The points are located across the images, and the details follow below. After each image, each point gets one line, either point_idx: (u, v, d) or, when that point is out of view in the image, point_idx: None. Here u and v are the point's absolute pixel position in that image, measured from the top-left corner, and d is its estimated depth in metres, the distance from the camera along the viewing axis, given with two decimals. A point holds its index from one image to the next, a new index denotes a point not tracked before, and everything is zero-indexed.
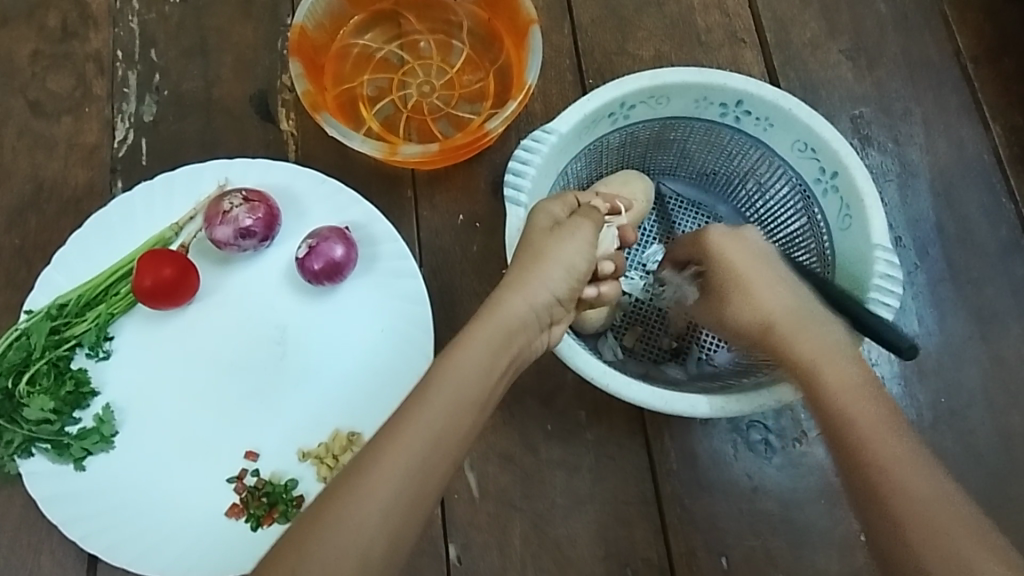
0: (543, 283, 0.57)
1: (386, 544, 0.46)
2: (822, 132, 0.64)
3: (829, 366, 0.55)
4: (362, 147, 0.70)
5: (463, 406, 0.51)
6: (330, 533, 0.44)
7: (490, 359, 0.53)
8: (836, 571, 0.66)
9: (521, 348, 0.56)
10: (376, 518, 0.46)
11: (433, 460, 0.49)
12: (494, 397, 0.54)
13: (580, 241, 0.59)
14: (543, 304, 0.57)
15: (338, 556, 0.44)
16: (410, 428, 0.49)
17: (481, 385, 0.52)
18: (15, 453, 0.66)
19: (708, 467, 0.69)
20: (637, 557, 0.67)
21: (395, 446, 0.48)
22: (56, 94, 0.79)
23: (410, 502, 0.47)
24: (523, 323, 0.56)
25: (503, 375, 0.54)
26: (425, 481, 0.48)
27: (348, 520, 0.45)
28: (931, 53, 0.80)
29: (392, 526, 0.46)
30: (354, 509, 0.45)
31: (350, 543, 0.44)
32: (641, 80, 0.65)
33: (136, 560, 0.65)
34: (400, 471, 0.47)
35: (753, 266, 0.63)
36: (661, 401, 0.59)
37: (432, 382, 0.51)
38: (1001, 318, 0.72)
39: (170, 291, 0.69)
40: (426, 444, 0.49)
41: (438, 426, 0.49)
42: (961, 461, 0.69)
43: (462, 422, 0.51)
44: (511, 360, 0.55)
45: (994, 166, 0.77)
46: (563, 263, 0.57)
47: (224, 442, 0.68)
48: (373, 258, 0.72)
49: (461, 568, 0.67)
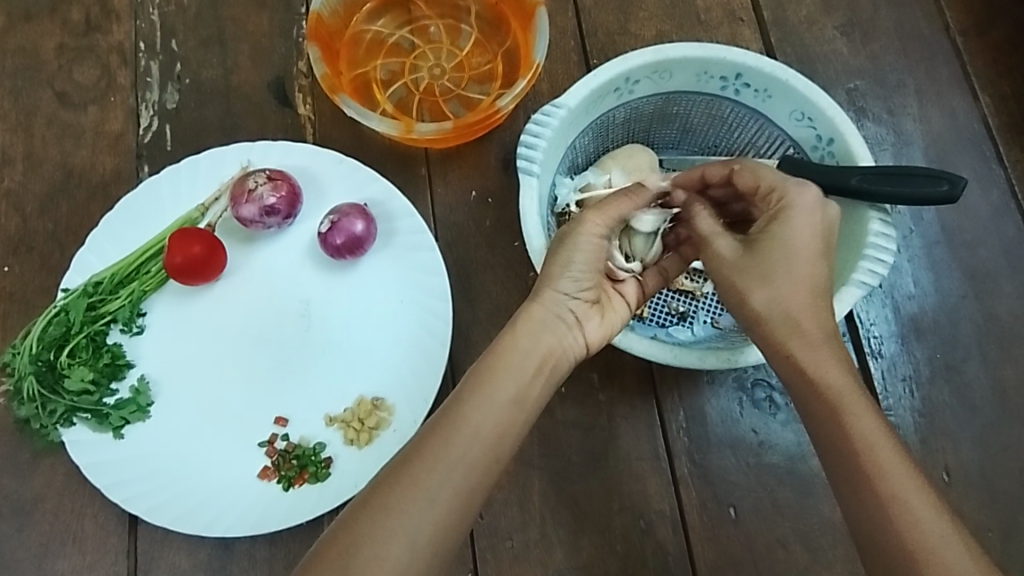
0: (559, 287, 0.59)
1: (432, 530, 0.50)
2: (819, 101, 0.68)
3: (790, 289, 0.57)
4: (379, 126, 0.73)
5: (501, 403, 0.54)
6: (380, 517, 0.49)
7: (518, 362, 0.56)
8: (841, 520, 0.70)
9: (548, 349, 0.58)
10: (423, 503, 0.50)
11: (473, 457, 0.52)
12: (533, 392, 0.56)
13: (584, 233, 0.59)
14: (559, 304, 0.59)
15: (386, 536, 0.49)
16: (448, 431, 0.52)
17: (517, 386, 0.55)
18: (58, 422, 0.69)
19: (717, 425, 0.72)
20: (652, 509, 0.70)
21: (438, 440, 0.52)
22: (81, 84, 0.82)
23: (454, 493, 0.51)
24: (546, 326, 0.58)
25: (534, 376, 0.56)
26: (468, 472, 0.52)
27: (397, 504, 0.50)
28: (923, 26, 0.83)
29: (438, 513, 0.50)
30: (403, 495, 0.50)
31: (398, 528, 0.49)
32: (646, 55, 0.69)
33: (177, 520, 0.68)
34: (445, 463, 0.51)
35: (801, 239, 0.57)
36: (670, 355, 0.64)
37: (466, 387, 0.55)
38: (994, 277, 0.76)
39: (200, 268, 0.72)
40: (466, 441, 0.52)
41: (478, 421, 0.53)
42: (958, 412, 0.72)
43: (501, 417, 0.54)
44: (540, 360, 0.57)
45: (985, 134, 0.80)
46: (569, 262, 0.59)
47: (256, 410, 0.72)
48: (391, 233, 0.75)
49: (484, 524, 0.70)
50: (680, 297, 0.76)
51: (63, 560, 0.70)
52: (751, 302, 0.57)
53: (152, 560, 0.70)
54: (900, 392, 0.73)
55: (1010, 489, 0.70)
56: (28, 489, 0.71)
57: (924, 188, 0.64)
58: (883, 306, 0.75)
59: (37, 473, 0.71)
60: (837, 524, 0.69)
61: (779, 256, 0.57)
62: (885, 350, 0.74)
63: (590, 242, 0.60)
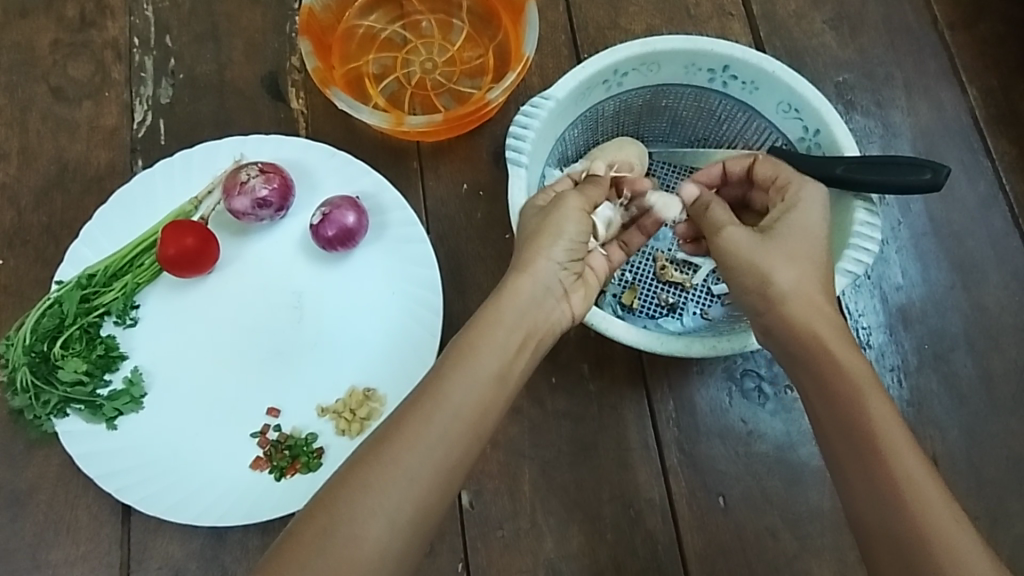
0: (545, 258, 0.60)
1: (412, 510, 0.50)
2: (805, 92, 0.68)
3: (802, 270, 0.57)
4: (370, 119, 0.74)
5: (482, 381, 0.54)
6: (360, 495, 0.49)
7: (504, 337, 0.57)
8: (829, 507, 0.70)
9: (532, 322, 0.59)
10: (403, 481, 0.50)
11: (453, 434, 0.52)
12: (514, 371, 0.57)
13: (572, 210, 0.61)
14: (546, 276, 0.60)
15: (366, 515, 0.49)
16: (429, 409, 0.52)
17: (498, 361, 0.56)
18: (52, 413, 0.70)
19: (706, 414, 0.73)
20: (641, 498, 0.71)
21: (420, 418, 0.52)
22: (76, 80, 0.83)
23: (435, 473, 0.51)
24: (532, 299, 0.59)
25: (518, 349, 0.57)
26: (449, 451, 0.52)
27: (377, 483, 0.50)
28: (911, 20, 0.84)
29: (418, 492, 0.50)
30: (384, 473, 0.50)
31: (377, 507, 0.49)
32: (634, 47, 0.69)
33: (170, 509, 0.69)
34: (426, 441, 0.51)
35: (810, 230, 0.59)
36: (657, 342, 0.64)
37: (446, 363, 0.55)
38: (981, 268, 0.76)
39: (193, 259, 0.73)
40: (447, 419, 0.52)
41: (459, 399, 0.53)
42: (945, 401, 0.73)
43: (483, 396, 0.54)
44: (526, 333, 0.58)
45: (973, 127, 0.81)
46: (559, 236, 0.60)
47: (248, 400, 0.72)
48: (382, 226, 0.76)
49: (474, 513, 0.71)
50: (670, 289, 0.77)
51: (58, 550, 0.70)
52: (774, 284, 0.57)
53: (145, 550, 0.70)
54: (888, 382, 0.73)
55: (997, 477, 0.70)
56: (22, 479, 0.72)
57: (908, 176, 0.64)
58: (871, 296, 0.76)
59: (32, 464, 0.72)
60: (826, 511, 0.70)
61: (793, 240, 0.58)
62: (873, 340, 0.75)
63: (579, 217, 0.61)
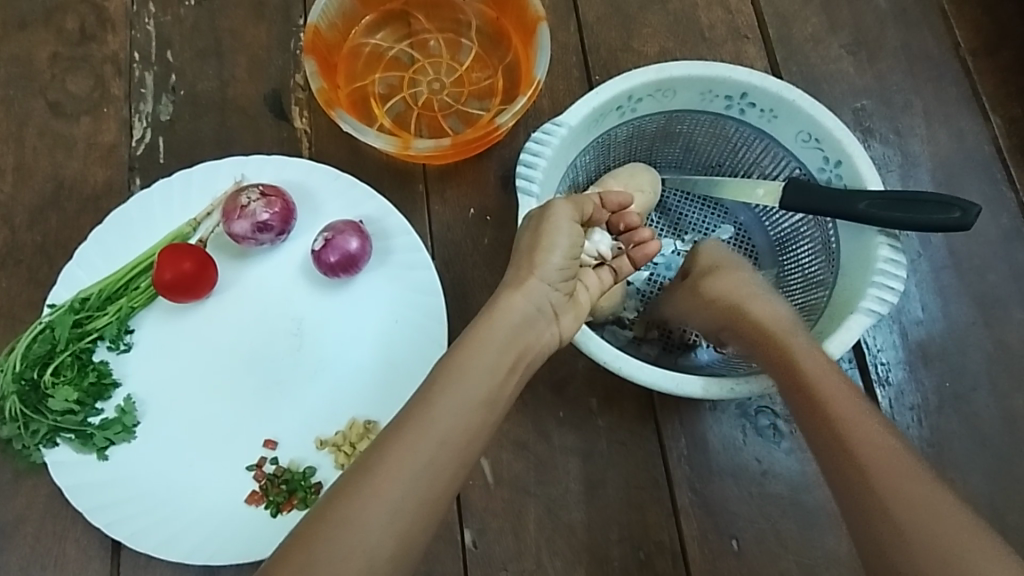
0: (538, 275, 0.59)
1: (393, 546, 0.47)
2: (825, 122, 0.66)
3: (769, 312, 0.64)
4: (376, 142, 0.71)
5: (469, 405, 0.53)
6: (338, 531, 0.47)
7: (492, 359, 0.55)
8: (845, 553, 0.67)
9: (526, 344, 0.57)
10: (384, 516, 0.48)
11: (439, 460, 0.50)
12: (504, 393, 0.55)
13: (563, 221, 0.60)
14: (539, 295, 0.59)
15: (345, 554, 0.46)
16: (409, 438, 0.50)
17: (489, 386, 0.54)
18: (40, 443, 0.67)
19: (718, 452, 0.70)
20: (650, 540, 0.68)
21: (402, 447, 0.50)
22: (74, 95, 0.81)
23: (418, 505, 0.49)
24: (523, 317, 0.57)
25: (509, 372, 0.56)
26: (433, 481, 0.50)
27: (355, 519, 0.47)
28: (931, 46, 0.82)
29: (399, 527, 0.48)
30: (362, 509, 0.47)
31: (357, 544, 0.46)
32: (650, 73, 0.67)
33: (162, 545, 0.66)
34: (407, 470, 0.49)
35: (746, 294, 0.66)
36: (673, 383, 0.61)
37: (435, 383, 0.53)
38: (1004, 303, 0.74)
39: (191, 284, 0.70)
40: (430, 445, 0.50)
41: (444, 424, 0.51)
42: (966, 443, 0.70)
43: (469, 420, 0.52)
44: (517, 356, 0.56)
45: (994, 157, 0.78)
46: (554, 249, 0.59)
47: (245, 432, 0.70)
48: (386, 251, 0.73)
49: (477, 553, 0.68)
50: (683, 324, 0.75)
51: None
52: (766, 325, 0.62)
53: None
54: (907, 422, 0.71)
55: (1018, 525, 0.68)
56: (9, 510, 0.69)
57: (934, 214, 0.62)
58: (890, 332, 0.73)
59: (19, 494, 0.69)
60: (842, 557, 0.67)
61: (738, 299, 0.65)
62: (893, 378, 0.72)
63: (571, 229, 0.60)
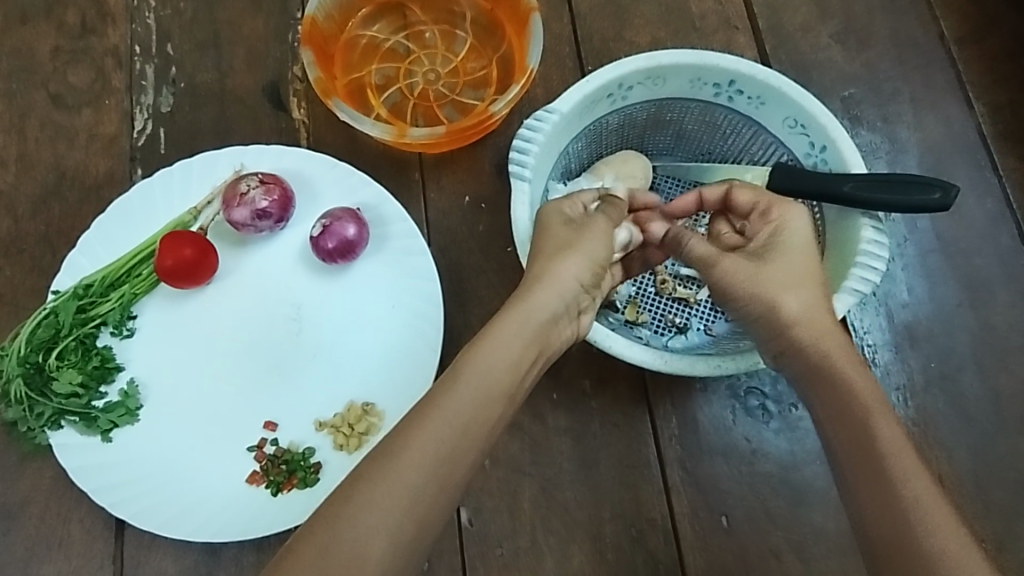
0: (568, 275, 0.60)
1: (413, 529, 0.48)
2: (812, 108, 0.67)
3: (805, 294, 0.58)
4: (372, 130, 0.73)
5: (492, 395, 0.54)
6: (361, 512, 0.47)
7: (518, 351, 0.56)
8: (833, 529, 0.69)
9: (548, 339, 0.59)
10: (406, 498, 0.48)
11: (460, 447, 0.51)
12: (521, 385, 0.56)
13: (598, 232, 0.63)
14: (567, 295, 0.60)
15: (368, 534, 0.47)
16: (432, 422, 0.51)
17: (511, 376, 0.55)
18: (45, 425, 0.69)
19: (709, 432, 0.72)
20: (643, 517, 0.70)
21: (425, 431, 0.51)
22: (75, 87, 0.82)
23: (438, 488, 0.50)
24: (550, 314, 0.59)
25: (529, 366, 0.57)
26: (451, 467, 0.51)
27: (378, 500, 0.48)
28: (919, 34, 0.83)
29: (419, 510, 0.48)
30: (385, 490, 0.48)
31: (379, 525, 0.47)
32: (640, 61, 0.69)
33: (165, 525, 0.67)
34: (429, 456, 0.50)
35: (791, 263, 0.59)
36: (661, 360, 0.63)
37: (459, 372, 0.54)
38: (990, 286, 0.75)
39: (192, 270, 0.72)
40: (453, 432, 0.51)
41: (467, 413, 0.52)
42: (952, 422, 0.72)
43: (490, 410, 0.53)
44: (539, 350, 0.58)
45: (981, 143, 0.80)
46: (586, 252, 0.61)
47: (246, 415, 0.71)
48: (383, 237, 0.75)
49: (473, 531, 0.70)
50: (675, 309, 0.76)
51: (49, 565, 0.69)
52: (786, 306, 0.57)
53: (138, 565, 0.69)
54: (894, 402, 0.72)
55: (1004, 501, 0.69)
56: (14, 493, 0.71)
57: (916, 196, 0.64)
58: (877, 315, 0.75)
59: (24, 477, 0.71)
60: (830, 533, 0.69)
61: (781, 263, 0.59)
62: (880, 359, 0.74)
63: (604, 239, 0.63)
